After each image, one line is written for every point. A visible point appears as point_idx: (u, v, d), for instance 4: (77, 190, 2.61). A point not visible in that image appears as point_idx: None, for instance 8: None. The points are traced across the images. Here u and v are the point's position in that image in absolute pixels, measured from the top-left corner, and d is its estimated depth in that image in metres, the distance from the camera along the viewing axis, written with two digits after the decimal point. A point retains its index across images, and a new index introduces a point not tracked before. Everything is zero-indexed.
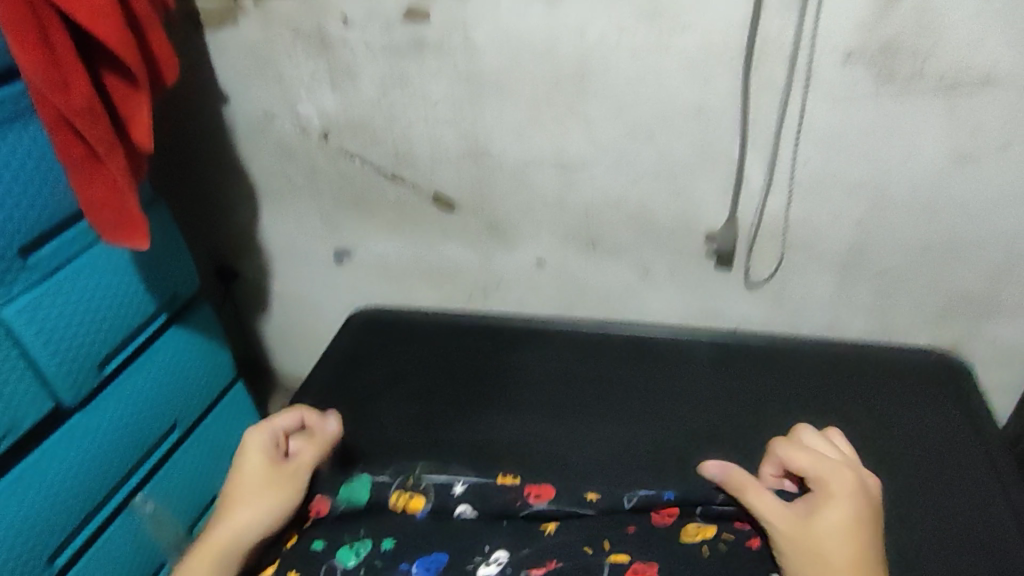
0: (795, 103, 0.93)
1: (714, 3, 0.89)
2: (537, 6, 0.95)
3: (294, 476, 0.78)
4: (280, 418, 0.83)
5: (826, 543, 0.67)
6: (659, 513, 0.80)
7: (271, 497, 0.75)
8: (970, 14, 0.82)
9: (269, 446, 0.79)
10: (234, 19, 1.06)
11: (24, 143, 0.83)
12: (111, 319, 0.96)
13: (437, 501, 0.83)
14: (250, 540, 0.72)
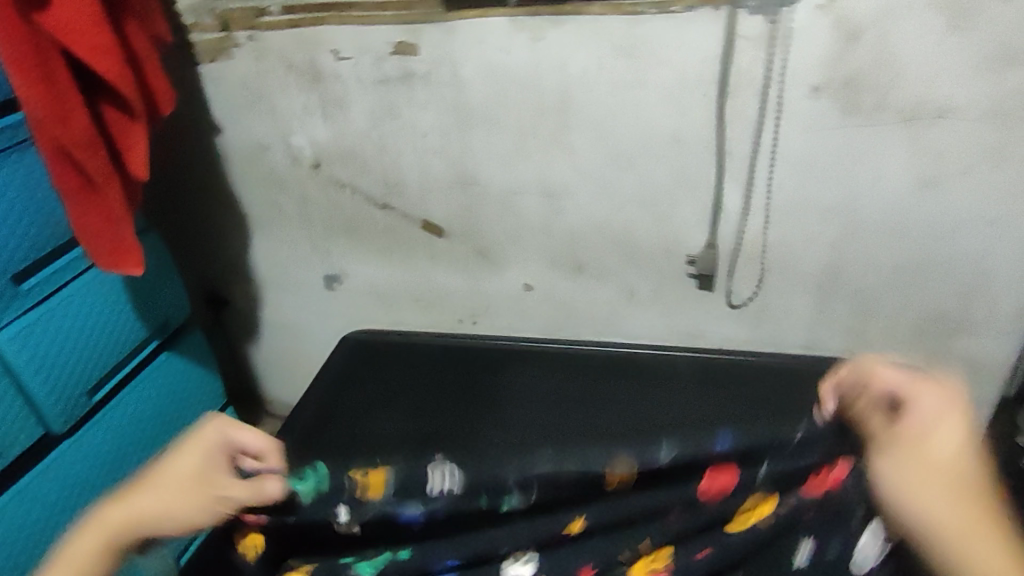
0: (767, 133, 0.99)
1: (691, 40, 0.95)
2: (524, 42, 1.00)
3: (209, 502, 0.69)
4: (245, 432, 0.74)
5: (949, 481, 0.61)
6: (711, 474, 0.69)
7: (189, 510, 0.69)
8: (923, 51, 0.89)
9: (221, 456, 0.72)
10: (228, 53, 1.09)
11: (20, 173, 0.84)
12: (105, 345, 0.97)
13: (404, 476, 0.73)
14: (143, 529, 0.69)
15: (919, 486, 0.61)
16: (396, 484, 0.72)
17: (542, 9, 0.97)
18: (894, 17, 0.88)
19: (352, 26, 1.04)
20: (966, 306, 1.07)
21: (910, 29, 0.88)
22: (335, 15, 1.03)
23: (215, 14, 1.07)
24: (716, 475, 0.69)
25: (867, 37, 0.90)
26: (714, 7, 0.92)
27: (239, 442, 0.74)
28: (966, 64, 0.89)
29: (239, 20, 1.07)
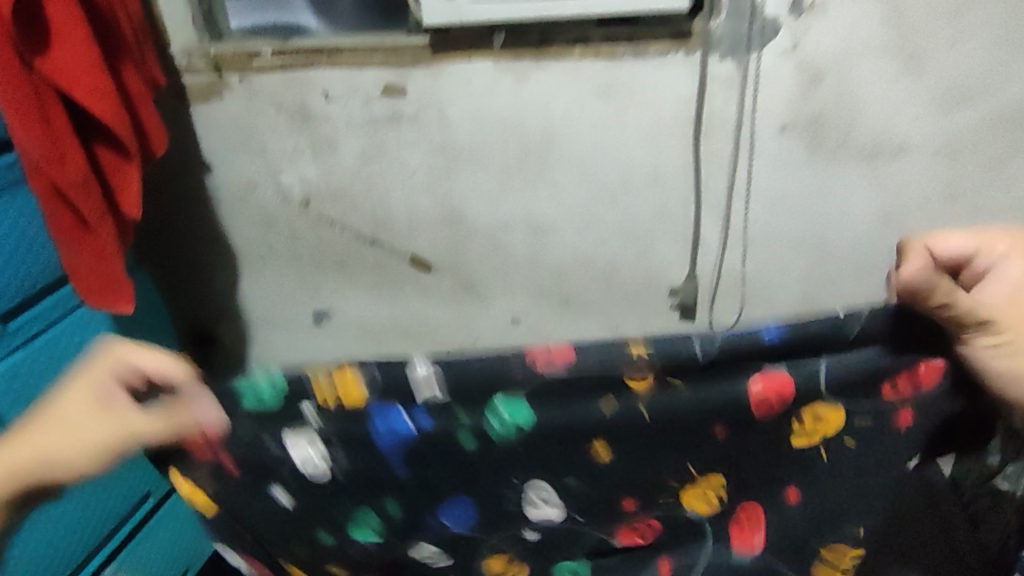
0: (741, 170, 1.05)
1: (666, 83, 1.00)
2: (507, 84, 1.04)
3: (119, 437, 0.57)
4: (144, 356, 0.56)
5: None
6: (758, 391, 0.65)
7: (86, 456, 0.56)
8: (881, 93, 0.95)
9: (116, 391, 0.56)
10: (219, 94, 1.12)
11: (11, 211, 0.85)
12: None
13: (379, 374, 0.64)
14: (40, 477, 0.56)
15: None
16: (374, 381, 0.64)
17: (524, 54, 1.02)
18: (852, 63, 0.94)
19: (341, 70, 1.08)
20: None
21: (868, 74, 0.95)
22: (325, 57, 1.08)
23: (208, 57, 1.10)
24: (764, 375, 0.65)
25: (830, 80, 0.96)
26: (687, 53, 0.98)
27: (136, 372, 0.56)
28: (920, 106, 0.96)
29: (231, 63, 1.10)
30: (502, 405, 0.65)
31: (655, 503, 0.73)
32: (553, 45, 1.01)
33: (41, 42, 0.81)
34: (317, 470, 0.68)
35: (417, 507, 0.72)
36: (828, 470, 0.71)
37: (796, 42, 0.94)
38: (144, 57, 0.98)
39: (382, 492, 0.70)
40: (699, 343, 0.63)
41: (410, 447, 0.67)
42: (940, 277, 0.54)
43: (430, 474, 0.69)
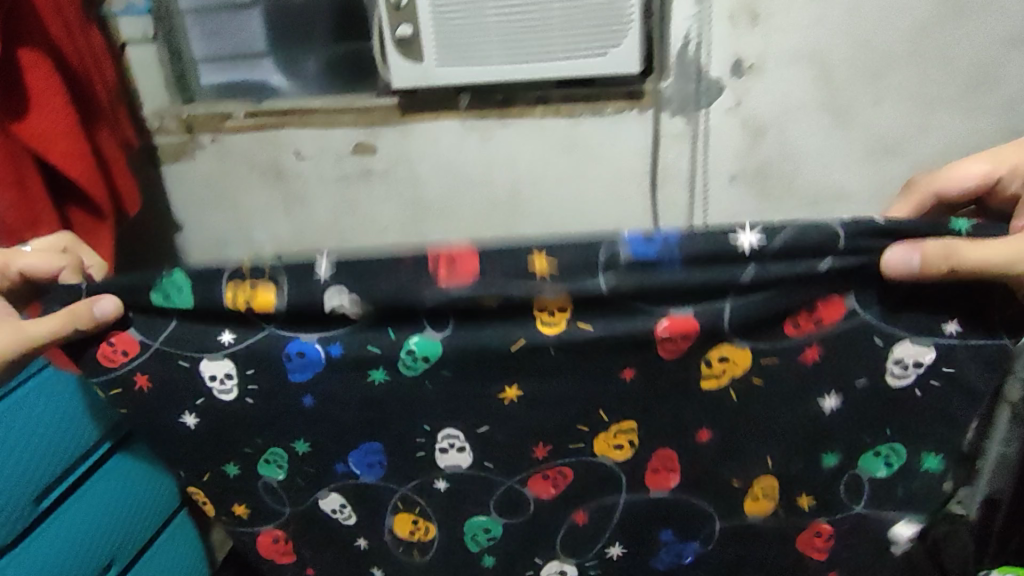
0: (696, 217, 1.12)
1: (622, 140, 1.08)
2: (473, 142, 1.10)
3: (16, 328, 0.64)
4: (32, 257, 0.71)
5: None
6: (671, 337, 0.66)
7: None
8: (817, 147, 1.04)
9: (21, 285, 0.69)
10: (191, 153, 1.15)
11: None
12: (59, 444, 0.95)
13: (291, 292, 0.64)
14: None
15: None
16: (286, 307, 0.65)
17: (489, 112, 1.08)
18: (790, 118, 1.03)
19: (312, 129, 1.11)
20: None
21: (804, 128, 1.03)
22: (297, 118, 1.11)
23: (181, 118, 1.13)
24: (672, 313, 0.65)
25: (772, 134, 1.04)
26: (640, 110, 1.05)
27: (37, 271, 0.70)
28: (854, 156, 1.04)
29: (204, 124, 1.13)
30: (415, 336, 0.67)
31: (566, 447, 0.71)
32: (515, 104, 1.08)
33: (17, 107, 0.83)
34: (230, 392, 0.71)
35: (330, 448, 0.73)
36: (743, 411, 0.70)
37: (739, 99, 1.03)
38: (117, 120, 1.01)
39: (295, 425, 0.72)
40: (612, 269, 0.62)
41: (321, 380, 0.69)
42: (937, 248, 0.59)
43: (335, 410, 0.71)
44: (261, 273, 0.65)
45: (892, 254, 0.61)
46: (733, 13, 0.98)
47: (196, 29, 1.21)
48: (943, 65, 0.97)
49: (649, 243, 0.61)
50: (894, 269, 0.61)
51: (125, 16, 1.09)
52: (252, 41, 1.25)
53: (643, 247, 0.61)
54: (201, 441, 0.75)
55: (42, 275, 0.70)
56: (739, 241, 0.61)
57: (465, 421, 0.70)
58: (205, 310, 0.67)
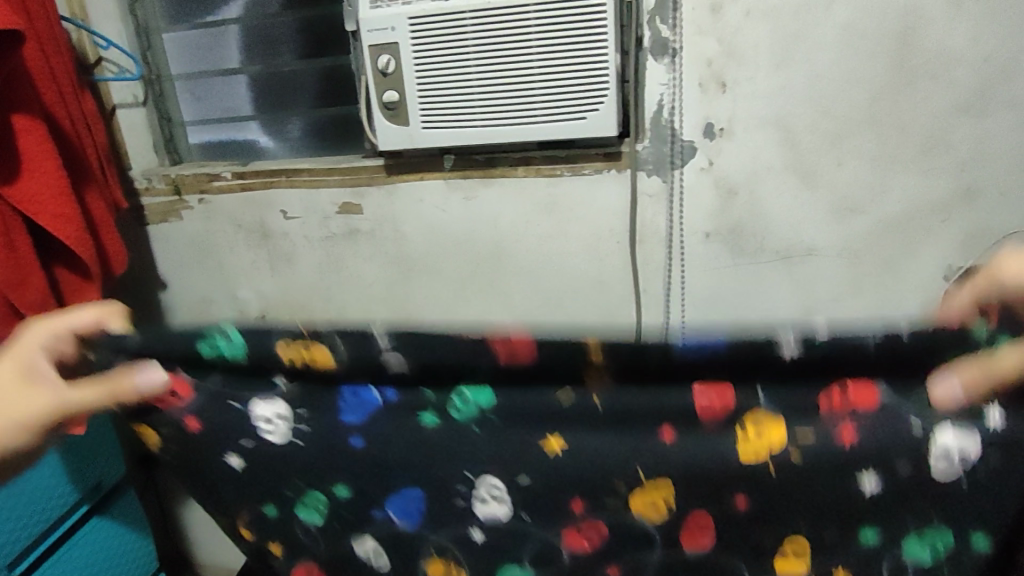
0: (674, 272, 1.15)
1: (601, 199, 1.12)
2: (457, 202, 1.13)
3: (72, 399, 0.63)
4: (75, 316, 0.66)
5: None
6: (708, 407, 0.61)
7: (41, 414, 0.62)
8: (787, 205, 1.09)
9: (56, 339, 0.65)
10: (178, 214, 1.17)
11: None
12: (41, 504, 0.93)
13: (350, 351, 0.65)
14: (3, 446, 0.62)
15: None
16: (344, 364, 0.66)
17: (472, 173, 1.12)
18: (759, 179, 1.08)
19: (299, 190, 1.14)
20: None
21: (773, 189, 1.09)
22: (284, 180, 1.14)
23: (169, 179, 1.15)
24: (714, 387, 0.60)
25: (742, 194, 1.09)
26: (618, 171, 1.10)
27: (79, 329, 0.66)
28: (821, 213, 1.09)
29: (191, 185, 1.15)
30: (467, 387, 0.65)
31: (601, 503, 0.66)
32: (497, 165, 1.12)
33: (11, 171, 0.85)
34: (279, 433, 0.71)
35: (368, 492, 0.71)
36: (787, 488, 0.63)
37: (710, 161, 1.08)
38: (107, 183, 1.03)
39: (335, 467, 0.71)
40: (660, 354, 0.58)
41: (374, 423, 0.68)
42: (969, 371, 0.56)
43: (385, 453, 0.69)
44: (319, 336, 0.65)
45: (936, 388, 0.58)
46: (703, 81, 1.05)
47: (185, 94, 1.25)
48: (899, 130, 1.03)
49: (702, 343, 0.57)
50: (938, 402, 0.58)
51: (116, 81, 1.14)
52: (240, 103, 1.27)
53: (700, 343, 0.58)
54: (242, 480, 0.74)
55: (90, 333, 0.66)
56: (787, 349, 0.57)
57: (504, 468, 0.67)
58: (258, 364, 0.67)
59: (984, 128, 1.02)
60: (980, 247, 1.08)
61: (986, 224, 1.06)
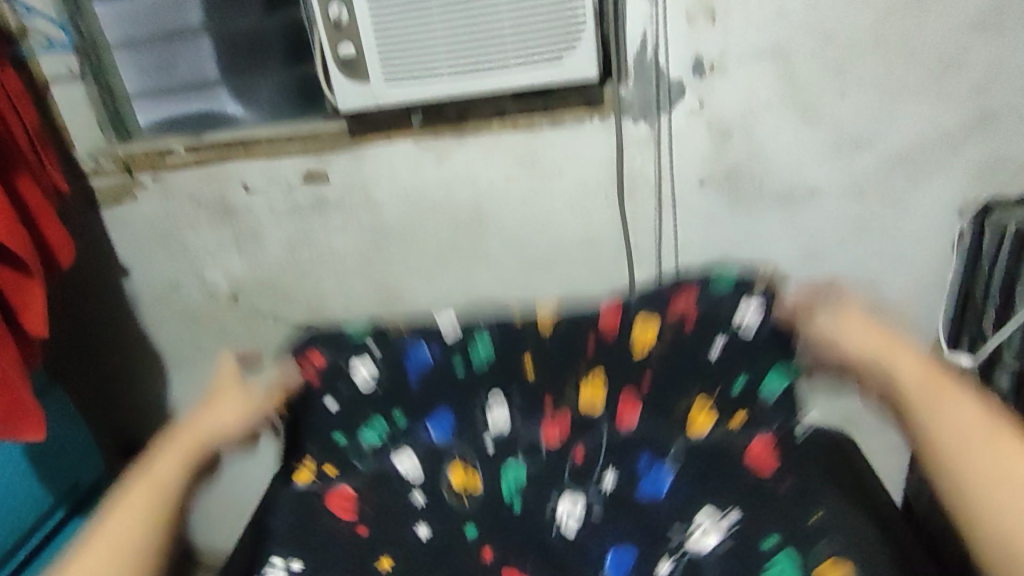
0: (667, 226, 1.07)
1: (582, 150, 1.03)
2: (428, 161, 1.05)
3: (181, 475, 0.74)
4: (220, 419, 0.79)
5: (941, 435, 0.61)
6: (760, 461, 0.76)
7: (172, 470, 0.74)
8: (788, 141, 1.00)
9: (225, 385, 0.80)
10: (132, 194, 1.08)
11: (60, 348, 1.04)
12: (19, 506, 0.97)
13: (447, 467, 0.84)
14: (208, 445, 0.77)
15: (924, 377, 0.65)
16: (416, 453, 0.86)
17: (443, 130, 1.03)
18: (755, 119, 0.99)
19: (259, 161, 1.06)
20: None
21: (771, 127, 1.00)
22: (241, 150, 1.05)
23: (118, 159, 1.07)
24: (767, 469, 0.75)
25: (738, 135, 1.01)
26: (601, 119, 1.01)
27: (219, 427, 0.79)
28: (824, 152, 1.01)
29: (142, 163, 1.07)
30: (508, 466, 0.83)
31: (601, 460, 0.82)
32: (470, 120, 1.02)
33: None
34: (412, 472, 0.84)
35: (415, 412, 0.89)
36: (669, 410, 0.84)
37: (701, 101, 0.99)
38: (43, 166, 0.95)
39: (414, 412, 0.89)
40: (722, 330, 0.82)
41: (426, 376, 0.88)
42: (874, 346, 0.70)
43: (434, 392, 0.89)
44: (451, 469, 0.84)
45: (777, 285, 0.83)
46: (690, 11, 0.94)
47: (129, 63, 1.12)
48: (907, 56, 0.94)
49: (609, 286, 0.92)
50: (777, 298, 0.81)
51: (47, 54, 1.03)
52: (201, 64, 1.15)
53: (656, 487, 0.78)
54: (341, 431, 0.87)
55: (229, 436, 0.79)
56: (730, 513, 0.72)
57: (508, 372, 0.88)
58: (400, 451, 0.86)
59: (1002, 47, 0.92)
60: (995, 177, 1.00)
61: (1004, 150, 0.98)
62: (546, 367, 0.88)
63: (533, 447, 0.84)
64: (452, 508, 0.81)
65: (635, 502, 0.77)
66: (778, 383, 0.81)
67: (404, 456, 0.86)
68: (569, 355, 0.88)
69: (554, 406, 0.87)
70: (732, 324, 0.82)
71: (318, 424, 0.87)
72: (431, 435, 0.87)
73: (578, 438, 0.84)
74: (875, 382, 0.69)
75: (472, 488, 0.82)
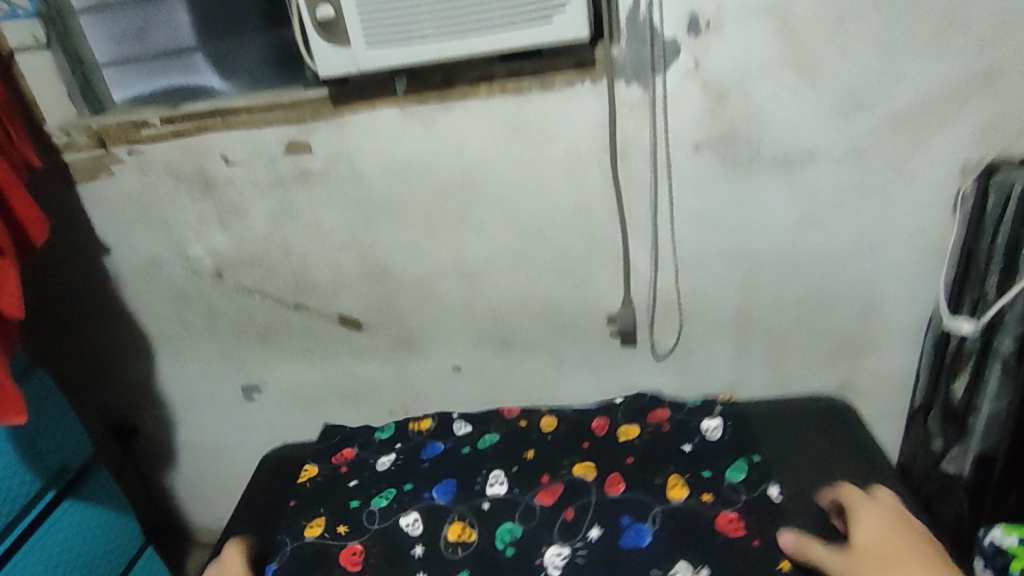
0: (663, 192, 1.04)
1: (574, 114, 0.99)
2: (414, 128, 1.01)
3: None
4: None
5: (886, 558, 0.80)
6: (728, 522, 0.92)
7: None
8: (786, 101, 0.97)
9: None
10: (108, 168, 1.04)
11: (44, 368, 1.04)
12: (9, 491, 0.96)
13: (434, 517, 0.98)
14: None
15: (914, 555, 0.80)
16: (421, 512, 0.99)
17: (429, 96, 0.99)
18: (752, 79, 0.95)
19: (238, 131, 1.02)
20: (868, 329, 1.13)
21: (769, 88, 0.96)
22: (219, 121, 1.01)
23: (91, 131, 1.02)
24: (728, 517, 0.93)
25: (734, 97, 0.97)
26: (593, 82, 0.97)
27: None
28: (823, 112, 0.97)
29: (116, 136, 1.02)
30: (508, 522, 0.97)
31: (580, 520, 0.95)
32: (457, 85, 0.98)
33: None
34: (414, 527, 0.98)
35: (423, 480, 1.05)
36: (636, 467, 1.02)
37: (697, 61, 0.95)
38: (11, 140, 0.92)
39: (424, 479, 1.05)
40: (687, 440, 1.06)
41: (440, 457, 1.08)
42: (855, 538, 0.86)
43: (444, 463, 1.07)
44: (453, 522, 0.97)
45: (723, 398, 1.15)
46: None
47: (100, 31, 1.07)
48: (911, 8, 0.90)
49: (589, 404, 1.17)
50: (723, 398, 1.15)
51: (10, 22, 0.98)
52: (175, 31, 1.08)
53: (638, 539, 0.91)
54: (352, 488, 1.05)
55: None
56: (703, 568, 0.87)
57: (512, 458, 1.07)
58: (408, 504, 1.01)
59: None
60: (1000, 136, 0.97)
61: (1010, 107, 0.95)
62: (544, 455, 1.07)
63: (526, 510, 0.98)
64: (446, 556, 0.93)
65: (618, 552, 0.90)
66: (738, 473, 0.99)
67: (407, 515, 0.99)
68: (561, 440, 1.09)
69: (548, 482, 1.02)
70: (697, 433, 1.07)
71: (338, 494, 1.05)
72: (433, 499, 1.01)
73: (566, 501, 0.99)
74: (866, 553, 0.82)
75: (466, 539, 0.95)
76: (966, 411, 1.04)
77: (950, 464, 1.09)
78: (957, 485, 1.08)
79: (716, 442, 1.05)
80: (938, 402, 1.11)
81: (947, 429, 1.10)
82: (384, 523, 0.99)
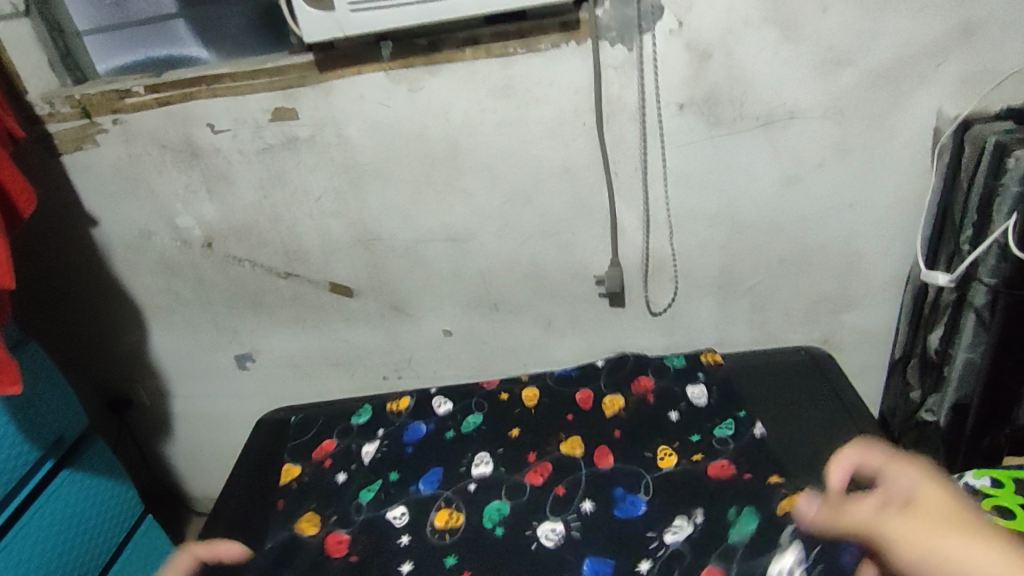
0: (650, 153, 1.05)
1: (560, 76, 1.00)
2: (400, 92, 1.01)
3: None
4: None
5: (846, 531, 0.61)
6: (720, 469, 0.96)
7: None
8: (768, 61, 0.98)
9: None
10: (92, 137, 1.03)
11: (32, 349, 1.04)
12: (8, 462, 0.96)
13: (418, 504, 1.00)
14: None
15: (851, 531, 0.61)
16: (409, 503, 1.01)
17: (414, 60, 0.99)
18: (735, 37, 0.96)
19: (224, 99, 1.01)
20: (849, 285, 1.16)
21: (750, 46, 0.97)
22: (204, 89, 1.00)
23: (74, 101, 1.01)
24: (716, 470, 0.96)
25: (717, 56, 0.98)
26: (577, 44, 0.97)
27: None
28: (803, 70, 0.99)
29: (100, 105, 1.01)
30: (494, 502, 0.98)
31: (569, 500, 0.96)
32: (443, 49, 0.98)
33: None
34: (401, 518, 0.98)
35: (408, 468, 1.06)
36: (622, 438, 1.04)
37: (680, 21, 0.96)
38: None
39: (409, 467, 1.06)
40: (672, 407, 1.08)
41: (422, 444, 1.10)
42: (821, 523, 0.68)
43: (427, 450, 1.09)
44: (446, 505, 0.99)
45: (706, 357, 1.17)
46: None
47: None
48: None
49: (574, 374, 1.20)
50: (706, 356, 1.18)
51: None
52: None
53: (632, 509, 0.93)
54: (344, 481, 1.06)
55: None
56: (696, 517, 0.90)
57: (496, 435, 1.10)
58: (396, 495, 1.02)
59: None
60: (975, 91, 0.99)
61: (984, 63, 0.97)
62: (527, 433, 1.09)
63: (515, 488, 1.00)
64: (433, 543, 0.94)
65: (611, 523, 0.92)
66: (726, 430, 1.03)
67: (393, 508, 1.00)
68: (547, 416, 1.11)
69: (536, 461, 1.04)
70: (682, 401, 1.09)
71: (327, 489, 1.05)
72: (419, 490, 1.02)
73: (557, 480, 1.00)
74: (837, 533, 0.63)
75: (452, 524, 0.96)
76: (942, 361, 1.08)
77: (928, 413, 1.13)
78: (933, 434, 1.12)
79: (701, 407, 1.07)
80: (917, 352, 1.15)
81: (925, 379, 1.14)
82: (372, 516, 0.99)
